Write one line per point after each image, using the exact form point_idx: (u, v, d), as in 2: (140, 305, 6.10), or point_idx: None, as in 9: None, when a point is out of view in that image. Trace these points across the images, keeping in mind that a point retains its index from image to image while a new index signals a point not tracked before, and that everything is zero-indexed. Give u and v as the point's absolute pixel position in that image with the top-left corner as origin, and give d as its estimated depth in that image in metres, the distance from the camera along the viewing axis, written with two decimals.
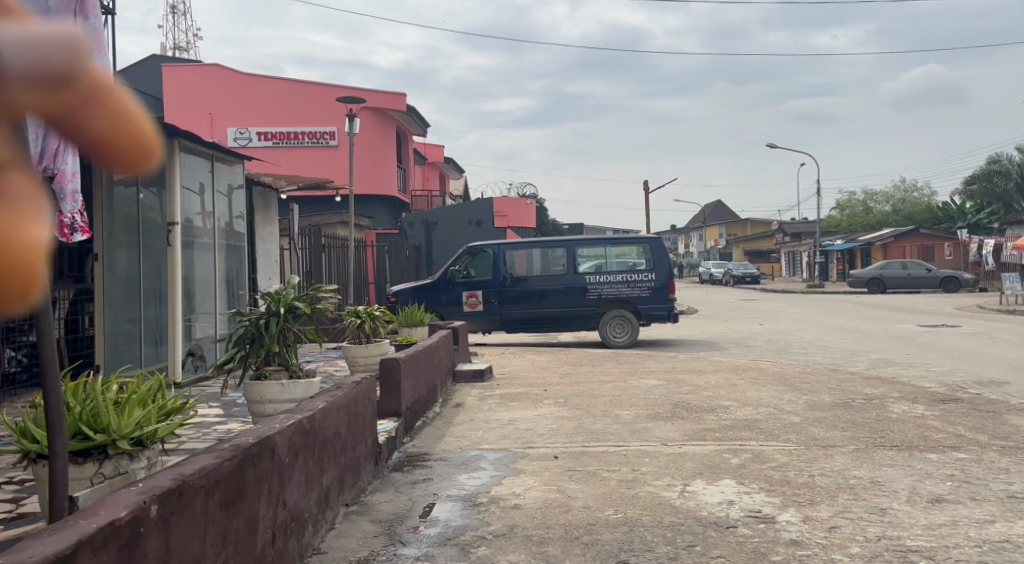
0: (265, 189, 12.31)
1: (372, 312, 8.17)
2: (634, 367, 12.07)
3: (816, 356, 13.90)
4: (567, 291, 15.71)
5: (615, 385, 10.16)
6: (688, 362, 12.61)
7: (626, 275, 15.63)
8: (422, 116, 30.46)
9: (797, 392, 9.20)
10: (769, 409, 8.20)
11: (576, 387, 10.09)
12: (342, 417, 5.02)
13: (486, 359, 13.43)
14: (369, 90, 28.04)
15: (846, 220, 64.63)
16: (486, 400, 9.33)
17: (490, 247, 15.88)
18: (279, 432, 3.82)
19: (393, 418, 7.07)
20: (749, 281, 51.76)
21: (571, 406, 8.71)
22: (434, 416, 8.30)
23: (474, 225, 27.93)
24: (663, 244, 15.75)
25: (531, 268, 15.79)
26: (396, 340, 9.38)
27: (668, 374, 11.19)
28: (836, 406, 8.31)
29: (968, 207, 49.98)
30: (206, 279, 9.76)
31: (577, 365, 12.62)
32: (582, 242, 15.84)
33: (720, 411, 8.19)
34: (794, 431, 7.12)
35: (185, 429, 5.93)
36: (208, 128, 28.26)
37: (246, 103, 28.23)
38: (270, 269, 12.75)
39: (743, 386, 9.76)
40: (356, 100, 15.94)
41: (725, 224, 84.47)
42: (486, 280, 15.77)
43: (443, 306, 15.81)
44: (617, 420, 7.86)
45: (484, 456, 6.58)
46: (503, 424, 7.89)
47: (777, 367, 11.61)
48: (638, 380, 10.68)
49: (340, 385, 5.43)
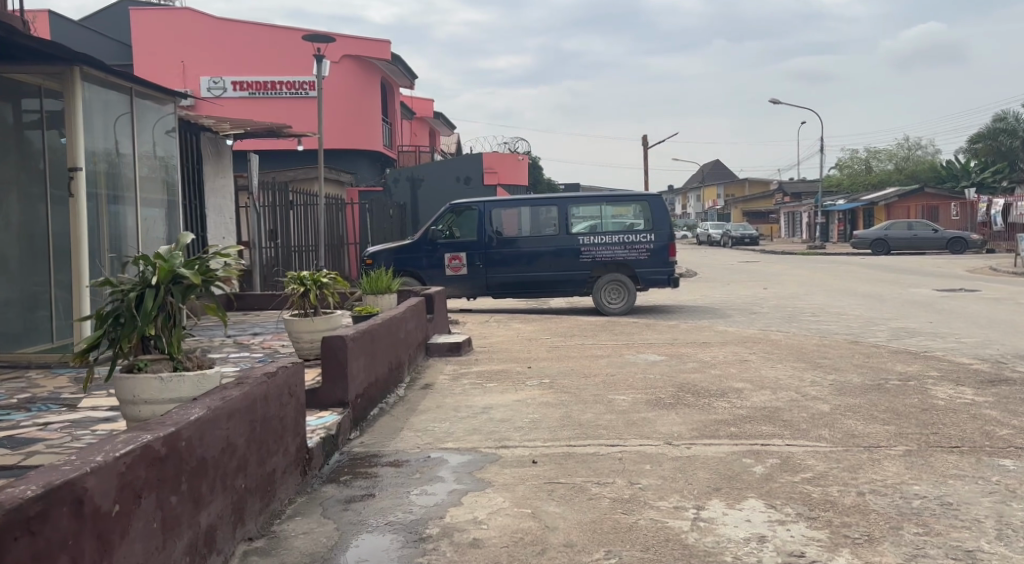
0: (211, 135, 11.04)
1: (321, 280, 6.81)
2: (630, 339, 10.78)
3: (831, 325, 12.62)
4: (559, 253, 14.37)
5: (609, 361, 8.87)
6: (690, 332, 11.32)
7: (623, 236, 14.29)
8: (407, 65, 28.88)
9: (820, 372, 7.91)
10: (790, 395, 6.89)
11: (564, 364, 8.80)
12: (238, 423, 3.74)
13: (466, 328, 12.15)
14: (350, 38, 26.51)
15: (848, 179, 63.01)
16: (459, 380, 8.05)
17: (475, 205, 14.51)
18: (94, 471, 2.53)
19: (338, 409, 5.77)
20: (747, 242, 50.46)
21: (558, 389, 7.41)
22: (395, 402, 7.00)
23: (462, 182, 26.49)
24: (662, 202, 14.38)
25: (519, 228, 14.44)
26: (354, 311, 8.02)
27: (669, 347, 9.92)
28: (870, 391, 7.01)
29: (972, 166, 48.51)
30: (135, 238, 8.44)
31: (567, 335, 11.33)
32: (575, 200, 14.46)
33: (732, 395, 6.91)
34: (827, 425, 5.82)
35: (56, 430, 4.63)
36: (180, 78, 26.72)
37: (221, 50, 26.69)
38: (220, 228, 11.47)
39: (756, 363, 8.47)
40: (324, 39, 14.47)
41: (723, 183, 82.82)
42: (471, 242, 14.43)
43: (424, 269, 14.50)
44: (610, 409, 6.57)
45: (445, 459, 5.27)
46: (476, 412, 6.59)
47: (791, 340, 10.31)
48: (636, 354, 9.39)
49: (243, 378, 4.13)
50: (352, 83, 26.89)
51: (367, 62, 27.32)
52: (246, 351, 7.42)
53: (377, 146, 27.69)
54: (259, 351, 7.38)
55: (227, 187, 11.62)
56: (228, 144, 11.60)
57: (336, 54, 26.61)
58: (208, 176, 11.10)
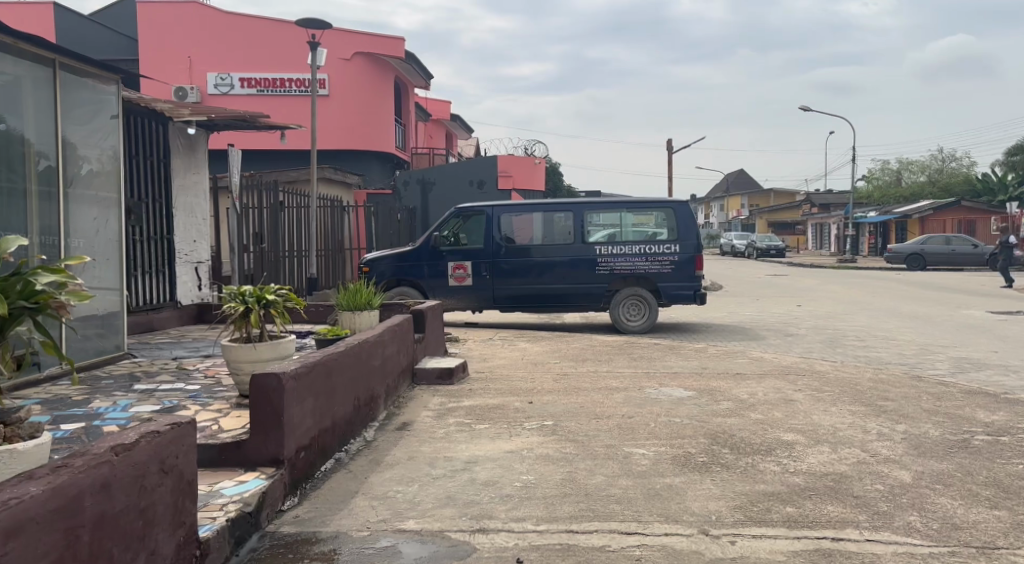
0: (182, 126, 9.76)
1: (272, 298, 5.40)
2: (651, 366, 9.34)
3: (882, 354, 11.13)
4: (574, 263, 12.96)
5: (627, 396, 7.45)
6: (721, 359, 9.86)
7: (644, 246, 12.87)
8: (421, 64, 27.65)
9: (887, 422, 6.44)
10: (856, 456, 5.43)
11: (573, 399, 7.38)
12: (25, 541, 2.43)
13: (466, 348, 10.76)
14: (363, 34, 25.30)
15: (878, 191, 61.07)
16: (444, 419, 6.64)
17: (483, 209, 13.16)
18: None
19: (269, 470, 4.39)
20: (773, 254, 48.72)
21: (562, 436, 5.98)
22: (358, 451, 5.59)
23: (475, 186, 25.14)
24: (689, 209, 12.93)
25: (530, 235, 13.06)
26: (318, 332, 6.62)
27: (698, 378, 8.47)
28: (957, 451, 5.54)
29: (1010, 180, 46.61)
30: (76, 243, 7.20)
31: (579, 359, 9.90)
32: (592, 205, 13.06)
33: (781, 454, 5.47)
34: (917, 509, 4.38)
35: None
36: (187, 73, 25.59)
37: (229, 46, 25.57)
38: (192, 230, 10.12)
39: (806, 407, 7.01)
40: (320, 25, 13.21)
41: (747, 193, 80.99)
42: (476, 249, 13.08)
43: (426, 278, 13.12)
44: (627, 470, 5.13)
45: (399, 548, 3.87)
46: (455, 469, 5.17)
47: (840, 374, 8.83)
48: (660, 387, 7.95)
49: (74, 457, 2.77)
50: (363, 81, 25.64)
51: (380, 60, 26.06)
52: (181, 383, 6.02)
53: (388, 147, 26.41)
54: (196, 383, 5.99)
55: (202, 186, 10.31)
56: (203, 136, 10.29)
57: (348, 51, 25.39)
58: (177, 170, 9.78)
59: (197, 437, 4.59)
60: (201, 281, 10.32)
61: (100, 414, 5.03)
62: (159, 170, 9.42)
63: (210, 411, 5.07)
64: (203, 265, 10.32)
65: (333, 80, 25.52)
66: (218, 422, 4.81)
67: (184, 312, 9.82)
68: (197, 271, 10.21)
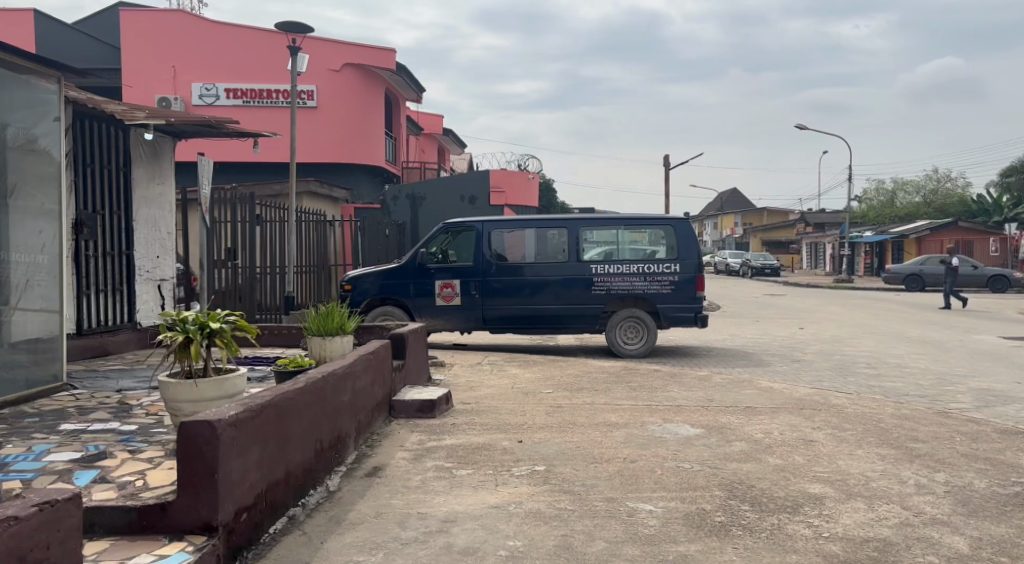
0: (143, 132, 9.00)
1: (220, 325, 4.63)
2: (653, 397, 8.57)
3: (898, 385, 10.40)
4: (568, 283, 12.20)
5: (628, 435, 6.67)
6: (728, 390, 9.09)
7: (643, 265, 12.13)
8: (413, 76, 26.97)
9: (924, 470, 5.67)
10: (897, 516, 4.69)
11: (569, 437, 6.60)
12: None
13: (452, 375, 9.98)
14: (353, 44, 24.66)
15: (873, 210, 60.60)
16: (422, 462, 5.85)
17: (473, 224, 12.43)
18: None
19: (198, 540, 3.62)
20: (768, 273, 48.12)
21: (557, 486, 5.21)
22: (318, 505, 4.81)
23: (466, 202, 24.57)
24: (690, 226, 12.20)
25: (523, 252, 12.31)
26: (278, 363, 5.84)
27: (705, 412, 7.71)
28: (1014, 510, 4.80)
29: (1005, 201, 46.18)
30: (13, 258, 6.36)
31: (575, 388, 9.12)
32: (588, 222, 12.33)
33: (811, 512, 4.72)
34: None
35: None
36: (171, 83, 24.79)
37: (215, 56, 24.84)
38: (153, 246, 9.30)
39: (831, 452, 6.24)
40: (302, 28, 12.48)
41: (741, 212, 80.45)
42: (465, 267, 12.33)
43: (411, 298, 12.36)
44: (633, 532, 4.36)
45: None
46: (429, 531, 4.38)
47: (860, 409, 8.06)
48: (664, 423, 7.18)
49: None
50: (354, 93, 24.92)
51: (371, 72, 25.39)
52: (115, 422, 5.20)
53: (377, 161, 25.69)
54: (135, 423, 5.19)
55: (168, 199, 9.56)
56: (168, 143, 9.53)
57: (338, 62, 24.72)
58: (138, 181, 9.01)
59: (115, 497, 3.81)
60: (166, 301, 9.56)
61: (5, 465, 4.21)
62: (117, 182, 8.65)
63: (139, 462, 4.28)
64: (167, 283, 9.57)
65: (322, 92, 24.79)
66: (143, 477, 4.02)
67: (144, 334, 9.02)
68: (161, 290, 9.45)
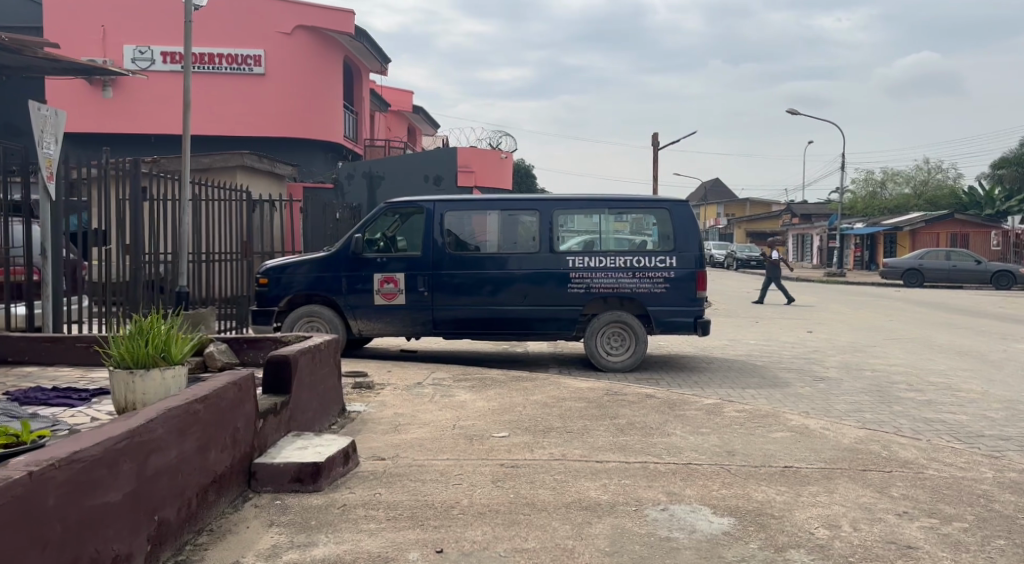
0: None
1: None
2: (646, 445, 6.05)
3: (966, 419, 7.94)
4: (539, 278, 9.65)
5: (611, 534, 4.16)
6: (750, 434, 6.58)
7: (630, 258, 9.61)
8: (375, 41, 24.25)
9: None
10: None
11: (516, 540, 4.06)
12: None
13: (376, 403, 7.44)
14: (306, 4, 22.00)
15: (861, 201, 58.49)
16: None
17: (423, 204, 9.85)
18: None
19: None
20: (754, 265, 46.02)
21: None
22: None
23: (431, 182, 21.54)
24: (690, 210, 9.68)
25: (484, 239, 9.75)
26: None
27: (727, 479, 5.20)
28: None
29: (997, 194, 44.15)
30: None
31: (538, 427, 6.59)
32: (565, 202, 9.77)
33: None
34: None
35: None
36: (99, 44, 21.81)
37: (149, 13, 21.80)
38: None
39: None
40: None
41: (723, 202, 78.22)
42: (413, 257, 9.74)
43: (342, 295, 9.78)
44: None
45: None
46: None
47: (948, 473, 5.58)
48: (667, 505, 4.65)
49: None
50: (307, 61, 22.22)
51: (326, 37, 22.74)
52: None
53: (333, 137, 23.09)
54: None
55: None
56: None
57: (288, 24, 21.97)
58: None
59: None
60: None
61: None
62: None
63: None
64: None
65: (269, 56, 21.95)
66: None
67: None
68: None
